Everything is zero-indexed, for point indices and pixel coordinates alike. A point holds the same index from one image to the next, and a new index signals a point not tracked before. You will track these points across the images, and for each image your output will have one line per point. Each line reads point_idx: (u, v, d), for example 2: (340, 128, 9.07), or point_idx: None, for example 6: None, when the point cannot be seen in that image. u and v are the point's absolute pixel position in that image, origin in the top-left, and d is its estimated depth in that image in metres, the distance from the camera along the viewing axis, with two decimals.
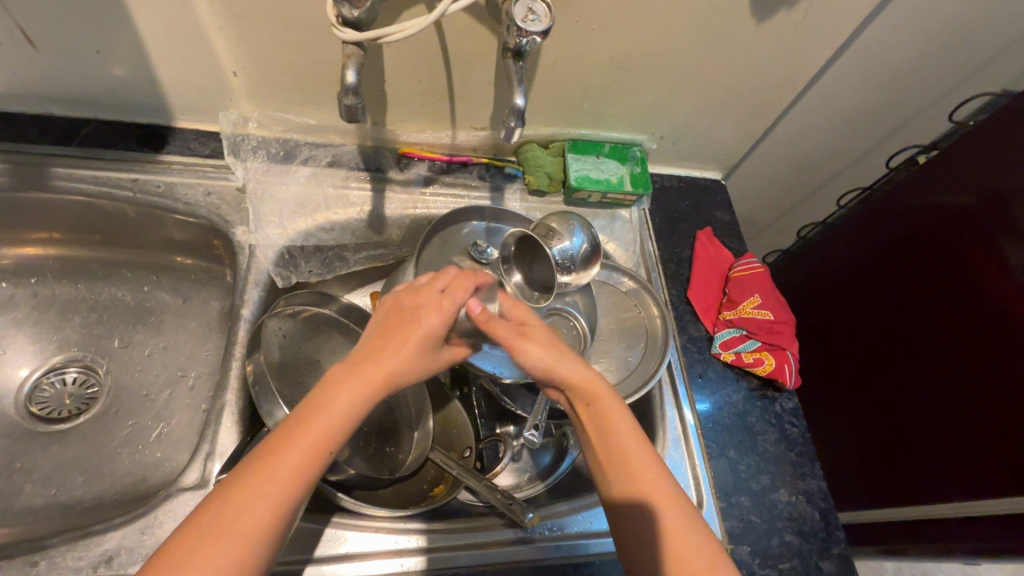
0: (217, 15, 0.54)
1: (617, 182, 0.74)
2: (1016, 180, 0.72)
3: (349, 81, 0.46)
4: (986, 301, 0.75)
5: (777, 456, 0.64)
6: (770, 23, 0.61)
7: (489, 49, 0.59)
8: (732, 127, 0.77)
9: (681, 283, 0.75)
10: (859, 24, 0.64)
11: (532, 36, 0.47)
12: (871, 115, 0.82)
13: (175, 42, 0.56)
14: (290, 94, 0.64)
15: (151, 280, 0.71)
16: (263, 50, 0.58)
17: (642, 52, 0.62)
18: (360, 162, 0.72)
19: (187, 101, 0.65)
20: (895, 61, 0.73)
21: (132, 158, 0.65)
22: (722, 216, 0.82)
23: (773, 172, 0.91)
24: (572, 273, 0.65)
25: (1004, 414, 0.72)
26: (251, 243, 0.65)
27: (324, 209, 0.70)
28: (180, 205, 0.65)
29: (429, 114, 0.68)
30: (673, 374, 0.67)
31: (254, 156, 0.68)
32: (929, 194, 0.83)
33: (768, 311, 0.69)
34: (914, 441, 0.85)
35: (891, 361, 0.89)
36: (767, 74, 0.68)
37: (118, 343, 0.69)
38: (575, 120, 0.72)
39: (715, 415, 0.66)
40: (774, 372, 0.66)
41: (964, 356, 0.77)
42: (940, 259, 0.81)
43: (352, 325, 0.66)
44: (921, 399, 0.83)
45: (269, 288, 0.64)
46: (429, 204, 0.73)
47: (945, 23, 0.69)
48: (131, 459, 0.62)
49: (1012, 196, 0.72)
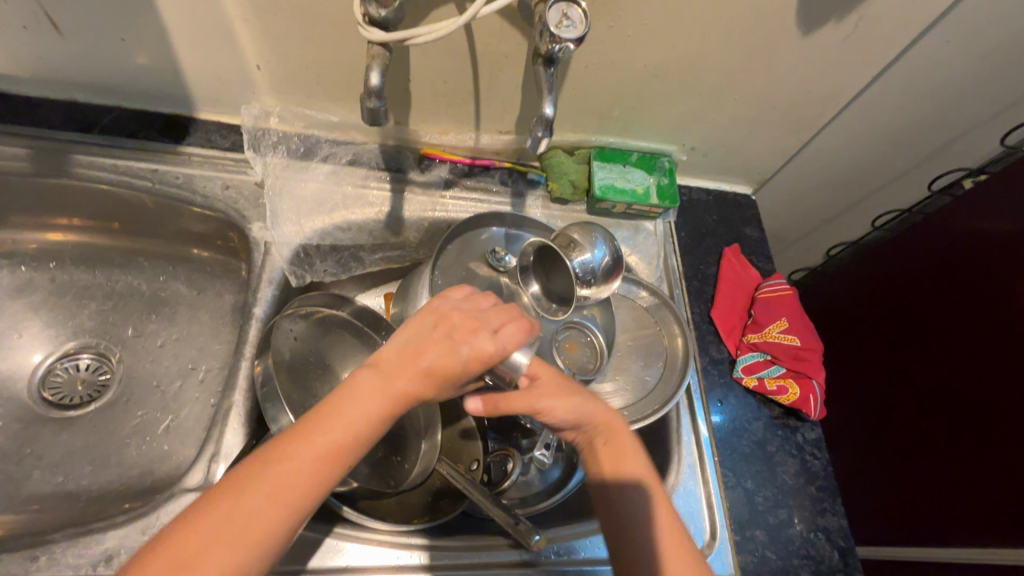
0: (242, 7, 0.53)
1: (643, 193, 0.72)
2: None
3: (372, 84, 0.44)
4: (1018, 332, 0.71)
5: (796, 488, 0.62)
6: (816, 36, 0.58)
7: (519, 52, 0.57)
8: (768, 141, 0.74)
9: (705, 302, 0.72)
10: (911, 39, 0.61)
11: (566, 43, 0.44)
12: (915, 134, 0.78)
13: (201, 33, 0.55)
14: (314, 89, 0.63)
15: (167, 271, 0.71)
16: (288, 45, 0.57)
17: (679, 60, 0.60)
18: (381, 162, 0.70)
19: (210, 93, 0.64)
20: (945, 80, 0.69)
21: (153, 148, 0.65)
22: (751, 233, 0.79)
23: (807, 188, 0.88)
24: (592, 286, 0.63)
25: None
26: (267, 240, 0.64)
27: (342, 207, 0.68)
28: (199, 197, 0.64)
29: (453, 115, 0.66)
30: (691, 396, 0.65)
31: (274, 151, 0.67)
32: (973, 220, 0.79)
33: (795, 337, 0.66)
34: (936, 478, 0.81)
35: (918, 393, 0.85)
36: (808, 89, 0.65)
37: (131, 332, 0.69)
38: (603, 127, 0.70)
39: (733, 441, 0.63)
40: (798, 402, 0.64)
41: (996, 392, 0.73)
42: (977, 287, 0.77)
43: (365, 328, 0.65)
44: (946, 433, 0.80)
45: (283, 287, 0.63)
46: (449, 207, 0.72)
47: (1003, 41, 0.65)
48: (138, 451, 0.61)
49: None
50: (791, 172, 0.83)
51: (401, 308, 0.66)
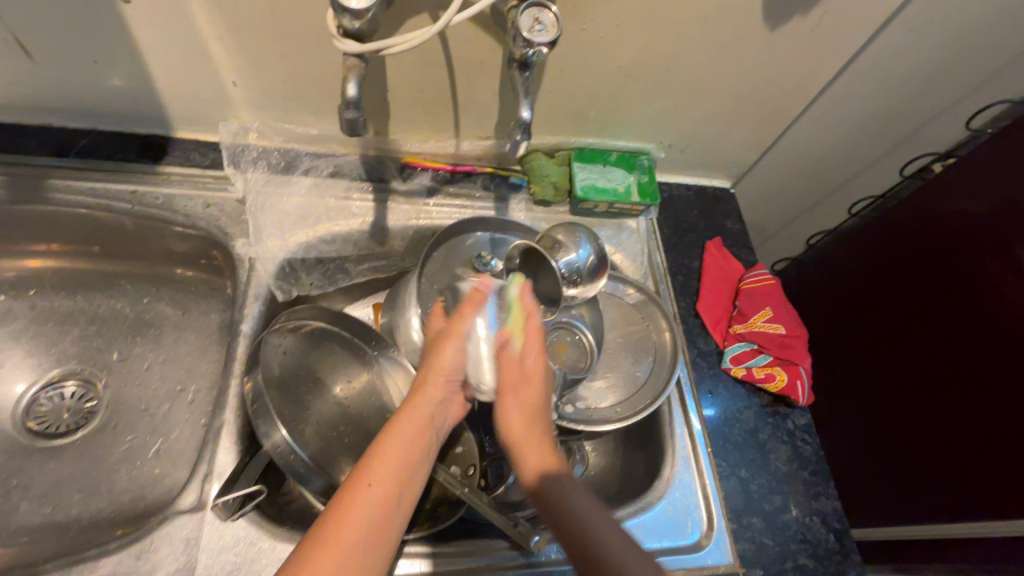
0: (216, 25, 0.53)
1: (624, 192, 0.72)
2: None
3: (350, 94, 0.43)
4: (1009, 307, 0.72)
5: (790, 474, 0.62)
6: (783, 30, 0.59)
7: (494, 59, 0.58)
8: (742, 134, 0.75)
9: (690, 296, 0.73)
10: (875, 29, 0.62)
11: (540, 47, 0.45)
12: (884, 121, 0.80)
13: (175, 52, 0.55)
14: (291, 103, 0.63)
15: (150, 292, 0.70)
16: (264, 60, 0.57)
17: (651, 60, 0.61)
18: (363, 173, 0.70)
19: (187, 112, 0.64)
20: (910, 68, 0.71)
21: (130, 169, 0.64)
22: (732, 226, 0.80)
23: (784, 179, 0.90)
24: (579, 285, 0.63)
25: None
26: (251, 256, 0.63)
27: (325, 220, 0.67)
28: (180, 216, 0.63)
29: (433, 123, 0.67)
30: (681, 389, 0.65)
31: (254, 167, 0.66)
32: (944, 201, 0.81)
33: (780, 325, 0.67)
34: (923, 456, 0.82)
35: (907, 374, 0.85)
36: (778, 82, 0.67)
37: (116, 356, 0.68)
38: (581, 129, 0.71)
39: (725, 431, 0.64)
40: (786, 389, 0.64)
41: (980, 368, 0.75)
42: (954, 267, 0.79)
43: (355, 340, 0.64)
44: (931, 412, 0.82)
45: (270, 302, 0.63)
46: (433, 214, 0.71)
47: (961, 28, 0.67)
48: (128, 476, 0.61)
49: None
50: (767, 164, 0.84)
51: (390, 318, 0.68)
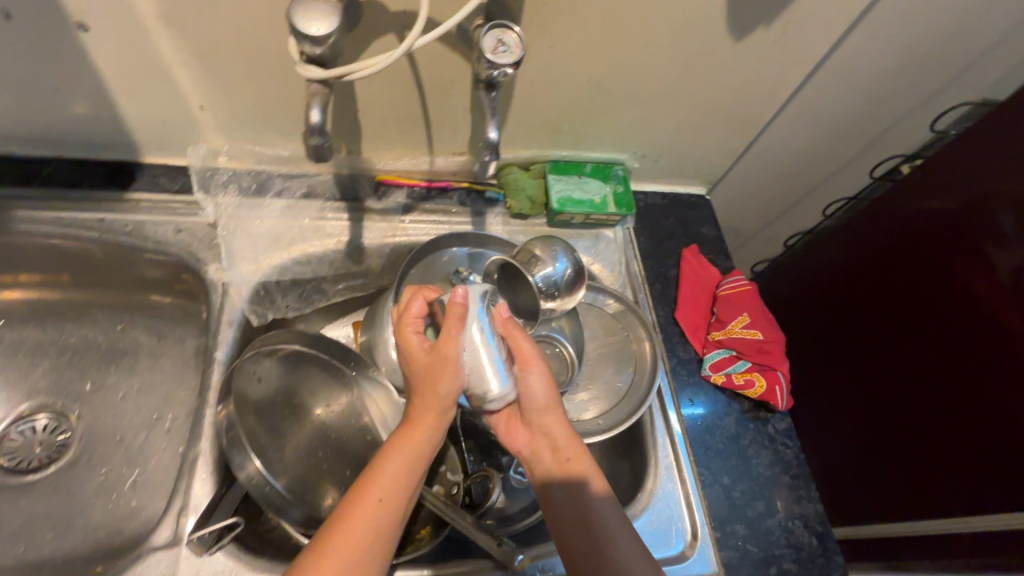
0: (180, 50, 0.52)
1: (600, 203, 0.73)
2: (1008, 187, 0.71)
3: (314, 121, 0.43)
4: (997, 306, 0.71)
5: (772, 479, 0.63)
6: (747, 41, 0.60)
7: (463, 76, 0.58)
8: (714, 142, 0.76)
9: (668, 304, 0.73)
10: (839, 37, 0.63)
11: (504, 68, 0.45)
12: (852, 124, 0.82)
13: (138, 80, 0.54)
14: (260, 126, 0.62)
15: (124, 320, 0.69)
16: (230, 84, 0.56)
17: (619, 73, 0.61)
18: (336, 191, 0.69)
19: (154, 138, 0.63)
20: (876, 72, 0.72)
21: (97, 196, 0.63)
22: (708, 232, 0.81)
23: (759, 184, 0.91)
24: (557, 299, 0.63)
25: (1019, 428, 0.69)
26: (224, 281, 0.63)
27: (300, 241, 0.67)
28: (150, 243, 0.62)
29: (405, 140, 0.66)
30: (663, 398, 0.66)
31: (225, 190, 0.66)
32: (916, 202, 0.82)
33: (757, 330, 0.68)
34: (917, 455, 0.81)
35: (894, 373, 0.85)
36: (746, 91, 0.68)
37: (89, 386, 0.67)
38: (554, 141, 0.71)
39: (707, 439, 0.64)
40: (766, 394, 0.65)
41: (957, 367, 0.76)
42: (928, 267, 0.80)
43: (333, 361, 0.63)
44: (912, 411, 0.83)
45: (244, 328, 0.62)
46: (410, 231, 0.71)
47: (921, 34, 0.68)
48: (104, 510, 0.60)
49: (1002, 204, 0.71)
50: (741, 170, 0.85)
51: (370, 337, 0.68)
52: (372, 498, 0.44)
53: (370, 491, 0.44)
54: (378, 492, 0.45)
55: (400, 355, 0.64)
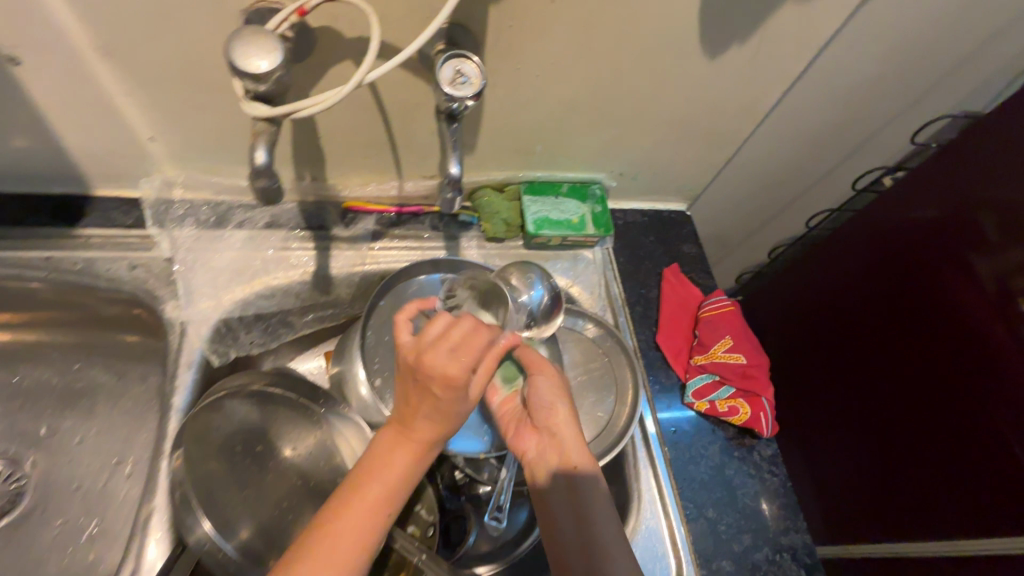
0: (121, 81, 0.49)
1: (578, 223, 0.71)
2: (998, 196, 0.67)
3: (259, 162, 0.40)
4: (985, 321, 0.67)
5: (758, 510, 0.61)
6: (721, 59, 0.58)
7: (427, 101, 0.55)
8: (693, 158, 0.74)
9: (650, 327, 0.71)
10: (816, 52, 0.61)
11: (464, 101, 0.42)
12: (832, 136, 0.80)
13: (79, 113, 0.51)
14: (216, 156, 0.59)
15: (81, 358, 0.66)
16: (180, 115, 0.53)
17: (590, 94, 0.59)
18: (301, 219, 0.66)
19: (104, 171, 0.59)
20: (855, 84, 0.71)
21: (43, 233, 0.59)
22: (690, 250, 0.79)
23: (740, 197, 0.89)
24: (533, 328, 0.61)
25: (1011, 452, 0.64)
26: (182, 320, 0.60)
27: (263, 274, 0.64)
28: (102, 281, 0.59)
29: (372, 166, 0.64)
30: (646, 429, 0.63)
31: (181, 225, 0.62)
32: (898, 211, 0.80)
33: (741, 354, 0.66)
34: (906, 483, 0.76)
35: (879, 387, 0.80)
36: (723, 107, 0.66)
37: (44, 432, 0.64)
38: (528, 163, 0.69)
39: (690, 471, 0.62)
40: (750, 421, 0.63)
41: (946, 382, 0.71)
42: (913, 277, 0.76)
43: (301, 399, 0.59)
44: (897, 427, 0.77)
45: (204, 369, 0.59)
46: (379, 258, 0.68)
47: (899, 46, 0.67)
48: (61, 565, 0.58)
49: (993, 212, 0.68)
50: (722, 185, 0.83)
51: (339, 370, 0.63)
52: (363, 501, 0.43)
53: (363, 492, 0.43)
54: (371, 494, 0.43)
55: (368, 393, 0.59)
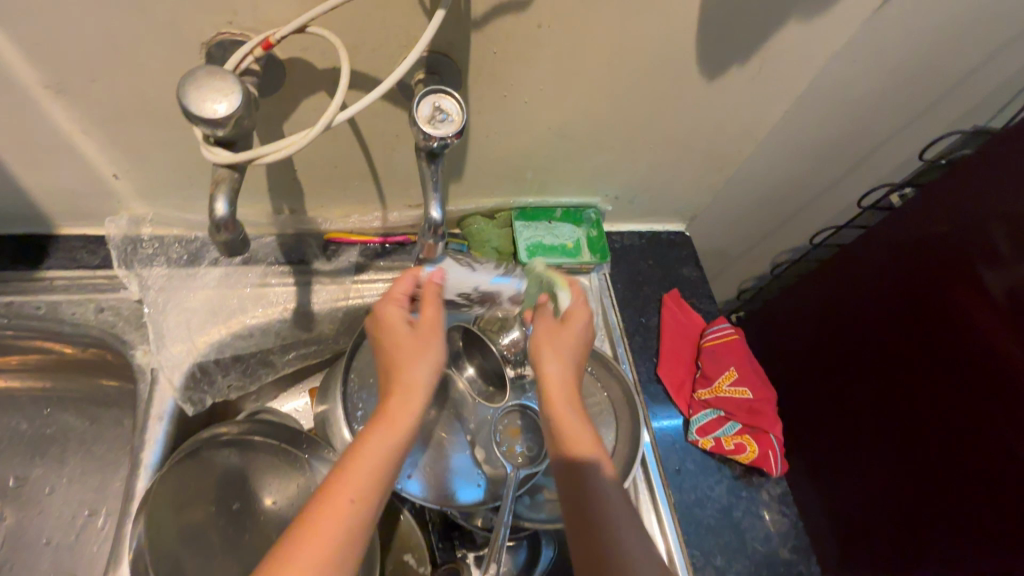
0: (79, 119, 0.46)
1: (573, 248, 0.68)
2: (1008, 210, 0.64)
3: (220, 214, 0.37)
4: (995, 337, 0.64)
5: (768, 556, 0.58)
6: (721, 81, 0.55)
7: (409, 131, 0.52)
8: (692, 180, 0.71)
9: (650, 358, 0.68)
10: (820, 70, 0.58)
11: (444, 139, 0.39)
12: (835, 151, 0.77)
13: (35, 152, 0.48)
14: (187, 191, 0.56)
15: (51, 403, 0.63)
16: (144, 151, 0.50)
17: (582, 119, 0.56)
18: (281, 254, 0.63)
19: (69, 209, 0.56)
20: (858, 100, 0.68)
21: (5, 276, 0.56)
22: (690, 273, 0.75)
23: (741, 214, 0.86)
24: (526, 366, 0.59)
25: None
26: (152, 366, 0.56)
27: (240, 313, 0.60)
28: (67, 326, 0.56)
29: (354, 197, 0.60)
30: (649, 471, 0.60)
31: (153, 264, 0.59)
32: (904, 228, 0.76)
33: (746, 389, 0.64)
34: (915, 511, 0.72)
35: (887, 408, 0.77)
36: (723, 129, 0.63)
37: (11, 482, 0.60)
38: (519, 189, 0.65)
39: (696, 515, 0.59)
40: (759, 460, 0.60)
41: (956, 403, 0.68)
42: (921, 294, 0.73)
43: (280, 444, 0.55)
44: (905, 450, 0.74)
45: (177, 419, 0.55)
46: (364, 293, 0.63)
47: (904, 61, 0.64)
48: None
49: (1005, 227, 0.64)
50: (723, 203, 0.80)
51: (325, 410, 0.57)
52: (342, 498, 0.38)
53: (335, 486, 0.38)
54: (346, 490, 0.38)
55: (352, 437, 0.54)
